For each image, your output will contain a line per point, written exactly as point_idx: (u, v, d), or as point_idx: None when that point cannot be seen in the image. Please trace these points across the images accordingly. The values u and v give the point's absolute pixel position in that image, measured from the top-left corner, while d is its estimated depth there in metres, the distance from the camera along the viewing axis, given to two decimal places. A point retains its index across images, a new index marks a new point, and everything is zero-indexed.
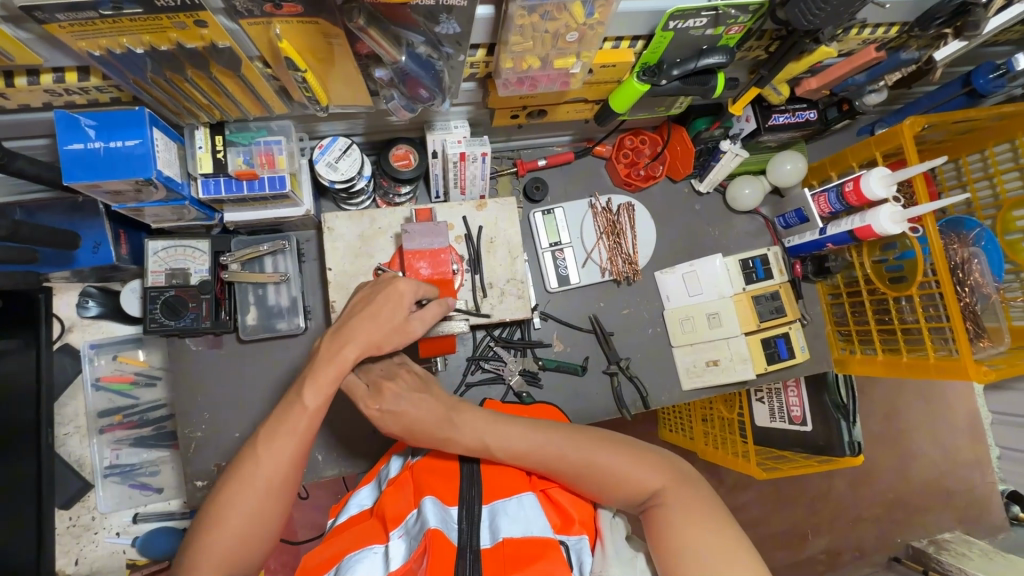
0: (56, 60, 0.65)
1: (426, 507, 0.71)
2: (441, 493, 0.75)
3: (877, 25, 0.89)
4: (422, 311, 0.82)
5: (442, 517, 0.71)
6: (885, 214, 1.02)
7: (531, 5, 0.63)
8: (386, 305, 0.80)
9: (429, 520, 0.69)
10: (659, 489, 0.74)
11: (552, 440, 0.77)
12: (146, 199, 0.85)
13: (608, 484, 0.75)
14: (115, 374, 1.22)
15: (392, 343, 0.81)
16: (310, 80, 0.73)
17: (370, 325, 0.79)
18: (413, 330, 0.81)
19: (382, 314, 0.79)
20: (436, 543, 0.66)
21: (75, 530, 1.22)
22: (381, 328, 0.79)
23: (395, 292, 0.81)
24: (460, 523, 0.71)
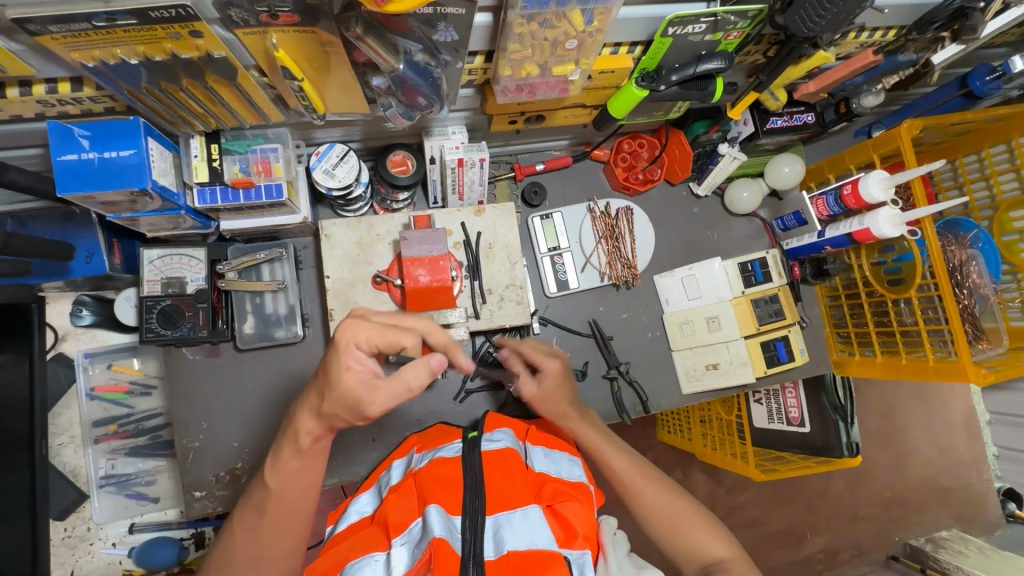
0: (49, 71, 0.64)
1: (430, 517, 0.72)
2: (445, 503, 0.75)
3: (874, 28, 0.88)
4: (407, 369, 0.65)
5: (446, 527, 0.72)
6: (884, 216, 1.02)
7: (529, 14, 0.62)
8: (345, 369, 0.62)
9: (434, 529, 0.70)
10: (722, 556, 0.79)
11: (644, 471, 0.88)
12: (141, 208, 0.84)
13: (677, 526, 0.82)
14: (109, 385, 1.21)
15: (354, 416, 0.66)
16: (307, 88, 0.72)
17: (332, 393, 0.63)
18: (378, 406, 0.64)
19: (340, 383, 0.62)
20: (441, 552, 0.67)
21: (71, 541, 1.20)
22: (342, 399, 0.63)
23: (358, 348, 0.62)
24: (462, 533, 0.71)
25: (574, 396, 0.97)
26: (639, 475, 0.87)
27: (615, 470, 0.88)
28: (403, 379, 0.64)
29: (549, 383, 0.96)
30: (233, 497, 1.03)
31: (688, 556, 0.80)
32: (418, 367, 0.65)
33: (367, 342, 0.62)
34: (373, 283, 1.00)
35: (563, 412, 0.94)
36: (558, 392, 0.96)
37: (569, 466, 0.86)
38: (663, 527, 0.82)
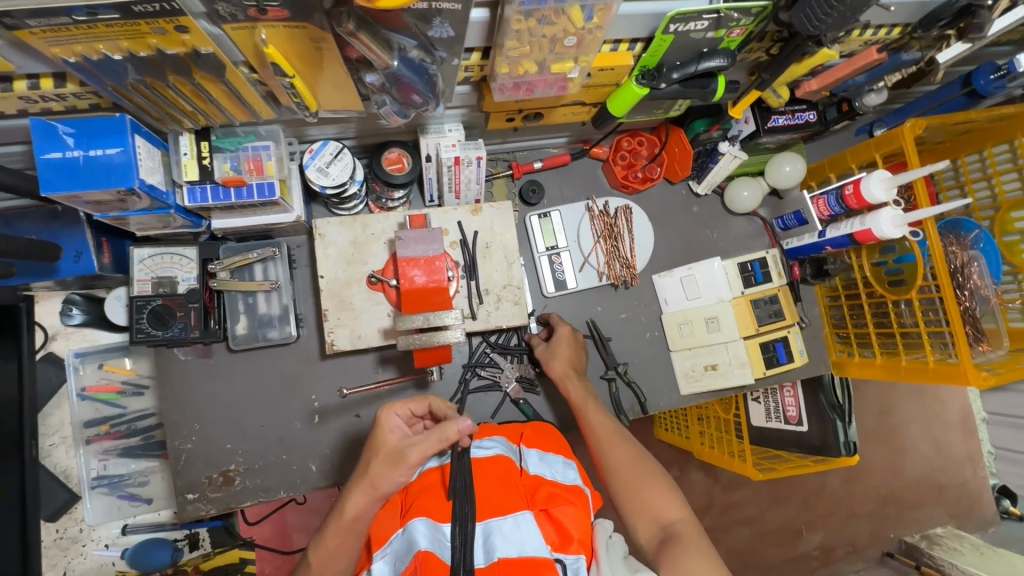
0: (31, 67, 0.62)
1: (414, 528, 0.71)
2: (433, 514, 0.73)
3: (879, 26, 0.87)
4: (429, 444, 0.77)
5: (434, 539, 0.70)
6: (885, 216, 1.00)
7: (527, 10, 0.60)
8: (388, 433, 0.80)
9: (418, 541, 0.69)
10: (675, 520, 0.80)
11: (619, 435, 0.91)
12: (130, 207, 0.82)
13: (637, 483, 0.84)
14: (100, 384, 1.18)
15: (400, 473, 0.76)
16: (299, 85, 0.70)
17: (377, 457, 0.78)
18: (416, 451, 0.75)
19: (382, 444, 0.79)
20: (426, 565, 0.66)
21: (63, 543, 1.19)
22: (385, 457, 0.78)
23: (397, 413, 0.83)
24: (451, 542, 0.69)
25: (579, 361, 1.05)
26: (612, 435, 0.91)
27: (595, 426, 0.93)
28: (432, 434, 0.76)
29: (559, 346, 1.05)
30: (227, 499, 1.02)
31: (642, 515, 0.82)
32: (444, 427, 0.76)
33: (404, 407, 0.84)
34: (369, 283, 0.99)
35: (566, 371, 1.02)
36: (564, 355, 1.04)
37: (563, 469, 0.86)
38: (625, 484, 0.85)
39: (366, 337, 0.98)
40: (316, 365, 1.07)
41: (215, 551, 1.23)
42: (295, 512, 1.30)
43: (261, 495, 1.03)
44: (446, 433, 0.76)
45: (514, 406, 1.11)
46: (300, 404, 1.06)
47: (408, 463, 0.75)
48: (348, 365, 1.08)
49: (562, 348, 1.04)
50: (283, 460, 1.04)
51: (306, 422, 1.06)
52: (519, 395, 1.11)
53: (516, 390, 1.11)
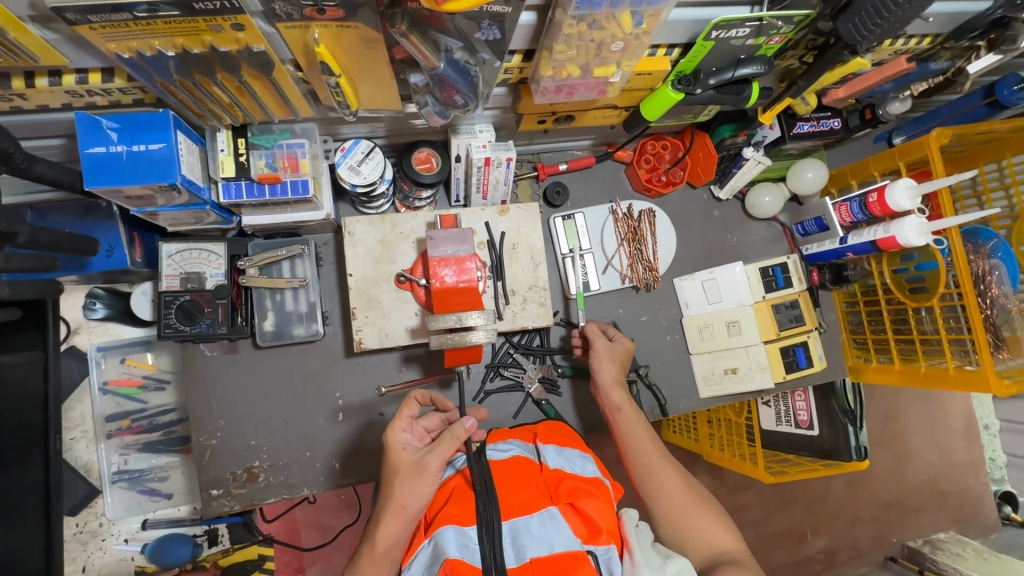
0: (82, 61, 0.62)
1: (442, 536, 0.70)
2: (457, 519, 0.73)
3: (911, 35, 0.88)
4: (435, 448, 0.79)
5: (461, 545, 0.70)
6: (909, 225, 1.02)
7: (580, 15, 0.61)
8: (399, 450, 0.81)
9: (446, 549, 0.69)
10: (728, 547, 0.81)
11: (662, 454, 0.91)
12: (166, 203, 0.82)
13: (685, 509, 0.84)
14: (122, 379, 1.19)
15: (425, 484, 0.77)
16: (344, 84, 0.71)
17: (396, 476, 0.78)
18: (435, 459, 0.78)
19: (397, 462, 0.79)
20: (457, 570, 0.66)
21: (83, 537, 1.19)
22: (405, 474, 0.78)
23: (402, 428, 0.83)
24: (479, 546, 0.69)
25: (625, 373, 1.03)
26: (658, 456, 0.90)
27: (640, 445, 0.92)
28: (444, 437, 0.79)
29: (605, 354, 1.02)
30: (250, 495, 1.02)
31: (690, 541, 0.82)
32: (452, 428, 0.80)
33: (406, 419, 0.85)
34: (397, 282, 0.99)
35: (612, 382, 1.00)
36: (610, 366, 1.01)
37: (581, 462, 0.85)
38: (673, 510, 0.85)
39: (393, 336, 0.99)
40: (340, 363, 1.07)
41: (234, 547, 1.23)
42: (305, 510, 1.30)
43: (284, 492, 1.03)
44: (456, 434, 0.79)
45: (536, 406, 1.12)
46: (323, 401, 1.06)
47: (430, 472, 0.77)
48: (372, 364, 1.08)
49: (606, 363, 1.01)
50: (307, 457, 1.04)
51: (329, 419, 1.06)
52: (541, 396, 1.11)
53: (538, 391, 1.11)
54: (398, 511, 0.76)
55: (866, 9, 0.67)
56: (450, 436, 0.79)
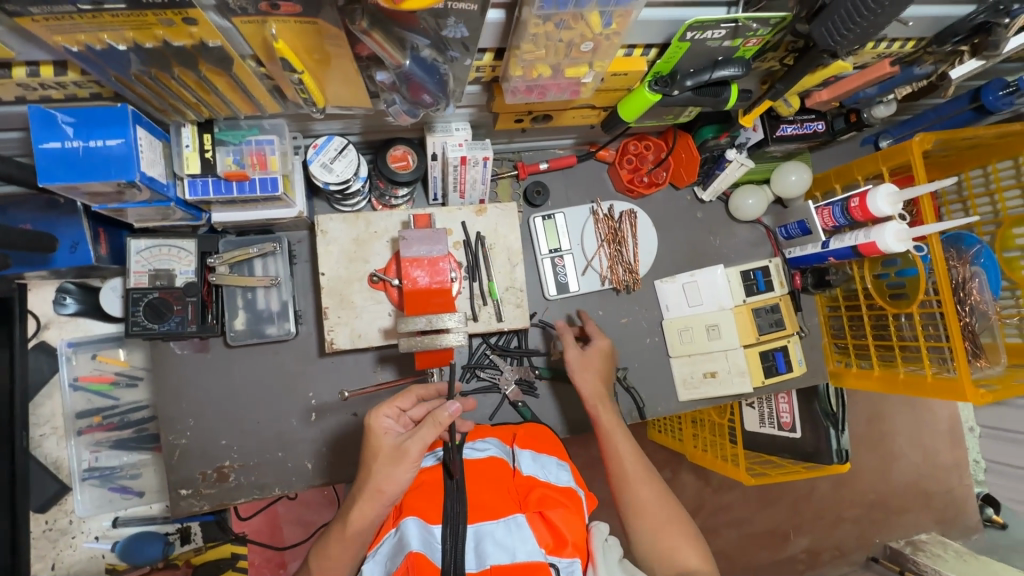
0: (31, 54, 0.60)
1: (407, 529, 0.70)
2: (422, 514, 0.72)
3: (893, 39, 0.86)
4: (415, 434, 0.75)
5: (425, 541, 0.69)
6: (890, 230, 1.00)
7: (546, 14, 0.59)
8: (381, 435, 0.78)
9: (410, 542, 0.68)
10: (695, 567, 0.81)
11: (644, 468, 0.89)
12: (129, 199, 0.80)
13: (661, 525, 0.84)
14: (93, 375, 1.17)
15: (402, 470, 0.74)
16: (307, 81, 0.69)
17: (375, 460, 0.76)
18: (415, 444, 0.74)
19: (377, 446, 0.77)
20: (419, 566, 0.65)
21: (51, 534, 1.18)
22: (384, 458, 0.75)
23: (387, 414, 0.80)
24: (442, 545, 0.68)
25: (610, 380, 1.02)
26: (640, 471, 0.89)
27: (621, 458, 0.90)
28: (426, 422, 0.76)
29: (594, 361, 1.02)
30: (220, 495, 1.01)
31: (661, 559, 0.82)
32: (436, 412, 0.76)
33: (393, 406, 0.82)
34: (370, 282, 0.98)
35: (596, 393, 0.98)
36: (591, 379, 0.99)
37: (557, 470, 0.84)
38: (650, 524, 0.84)
39: (366, 336, 0.97)
40: (313, 363, 1.06)
41: (207, 545, 1.22)
42: (286, 506, 1.30)
43: (255, 492, 1.02)
44: (439, 420, 0.75)
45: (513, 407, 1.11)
46: (296, 401, 1.05)
47: (409, 457, 0.74)
48: (346, 364, 1.06)
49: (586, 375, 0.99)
50: (279, 457, 1.03)
51: (302, 419, 1.04)
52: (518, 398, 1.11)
53: (515, 392, 1.10)
54: (374, 495, 0.74)
55: (840, 12, 0.65)
56: (433, 421, 0.75)
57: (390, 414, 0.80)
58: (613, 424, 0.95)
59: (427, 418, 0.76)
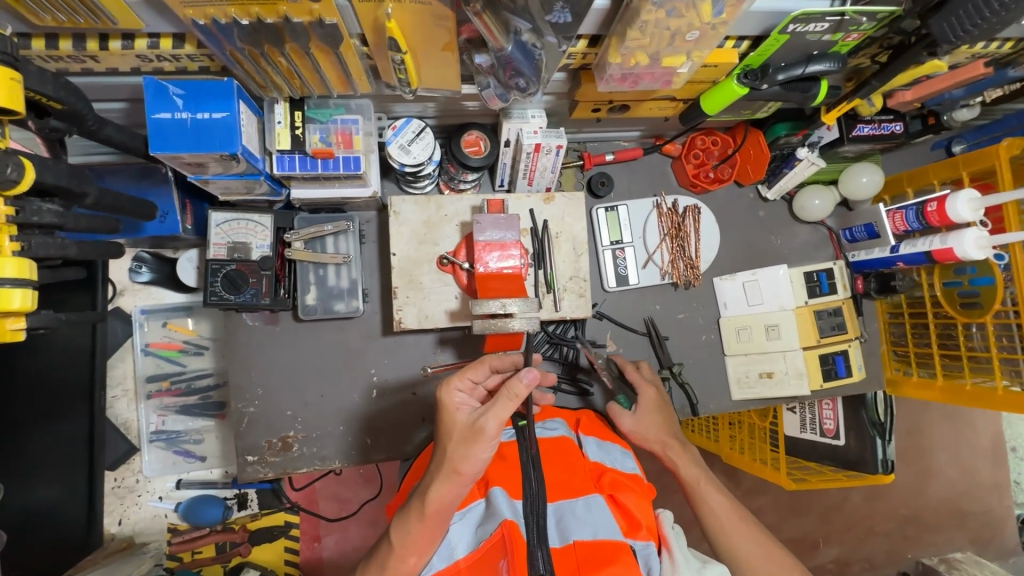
0: (156, 26, 0.62)
1: (496, 499, 0.74)
2: (506, 486, 0.77)
3: (993, 40, 0.82)
4: (492, 408, 0.70)
5: (511, 507, 0.74)
6: (970, 237, 0.97)
7: (660, 1, 0.59)
8: (453, 411, 0.74)
9: (502, 512, 0.72)
10: None
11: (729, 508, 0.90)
12: (222, 171, 0.83)
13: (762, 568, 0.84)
14: (163, 341, 1.23)
15: (480, 449, 0.70)
16: (408, 62, 0.70)
17: (450, 439, 0.72)
18: (491, 421, 0.69)
19: (452, 423, 0.73)
20: (513, 534, 0.69)
21: (119, 491, 1.23)
22: (459, 437, 0.71)
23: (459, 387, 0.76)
24: (526, 516, 0.71)
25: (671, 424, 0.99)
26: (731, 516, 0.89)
27: (712, 508, 0.90)
28: (501, 396, 0.70)
29: (647, 414, 0.98)
30: (284, 464, 1.04)
31: None
32: (510, 384, 0.70)
33: (465, 380, 0.78)
34: (439, 264, 0.99)
35: (663, 440, 0.96)
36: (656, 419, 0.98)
37: (622, 458, 0.86)
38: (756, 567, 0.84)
39: (432, 317, 0.99)
40: (376, 341, 1.08)
41: (262, 512, 1.27)
42: (326, 482, 1.32)
43: (317, 463, 1.05)
44: (517, 392, 0.69)
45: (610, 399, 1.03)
46: (358, 377, 1.07)
47: (487, 435, 0.70)
48: (408, 344, 1.09)
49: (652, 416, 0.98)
50: (339, 431, 1.06)
51: (363, 396, 1.07)
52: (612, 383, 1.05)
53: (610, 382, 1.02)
54: (453, 477, 0.71)
55: (965, 8, 0.64)
56: (511, 394, 0.70)
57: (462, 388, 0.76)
58: (701, 480, 0.93)
59: (502, 392, 0.70)
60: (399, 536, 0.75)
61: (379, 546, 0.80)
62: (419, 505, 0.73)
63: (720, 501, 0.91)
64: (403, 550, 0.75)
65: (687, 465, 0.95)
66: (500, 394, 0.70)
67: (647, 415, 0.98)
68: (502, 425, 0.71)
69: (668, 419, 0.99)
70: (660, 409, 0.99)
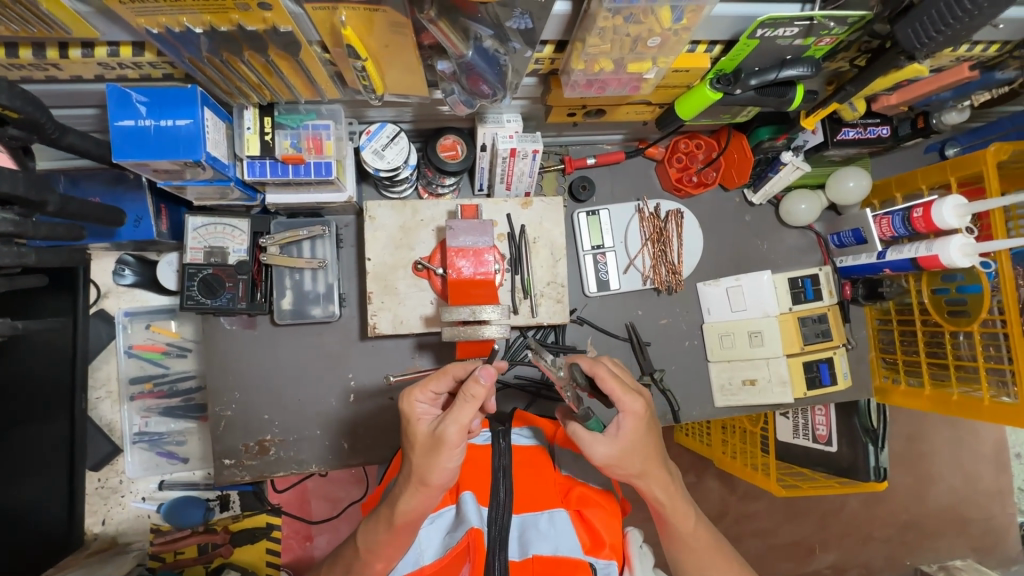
0: (113, 34, 0.63)
1: (465, 505, 0.75)
2: (477, 491, 0.77)
3: (976, 42, 0.80)
4: (451, 414, 0.68)
5: (479, 514, 0.74)
6: (955, 244, 0.95)
7: (616, 7, 0.58)
8: (416, 422, 0.72)
9: (470, 519, 0.73)
10: None
11: (696, 530, 0.81)
12: (191, 177, 0.83)
13: None
14: (147, 344, 1.25)
15: (447, 457, 0.68)
16: (370, 69, 0.70)
17: (415, 451, 0.71)
18: (452, 427, 0.67)
19: (415, 435, 0.71)
20: (477, 544, 0.70)
21: (103, 492, 1.25)
22: (422, 448, 0.70)
23: (420, 398, 0.73)
24: (491, 525, 0.73)
25: (654, 450, 0.76)
26: (702, 544, 0.82)
27: (680, 535, 0.81)
28: (459, 400, 0.68)
29: (629, 436, 0.72)
30: (261, 467, 1.05)
31: None
32: (466, 387, 0.67)
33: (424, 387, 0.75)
34: (415, 269, 0.99)
35: (642, 470, 0.75)
36: (640, 449, 0.74)
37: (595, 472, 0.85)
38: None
39: (407, 323, 0.98)
40: (354, 345, 1.08)
41: (245, 514, 1.28)
42: (317, 482, 1.33)
43: (294, 466, 1.05)
44: (474, 394, 0.66)
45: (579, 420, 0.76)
46: (336, 381, 1.07)
47: (449, 443, 0.68)
48: (386, 348, 1.08)
49: (635, 448, 0.73)
50: (316, 435, 1.06)
51: (341, 400, 1.07)
52: (576, 403, 0.75)
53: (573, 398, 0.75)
54: (422, 488, 0.69)
55: (930, 13, 0.62)
56: (468, 397, 0.67)
57: (424, 397, 0.73)
58: (674, 507, 0.79)
59: (460, 396, 0.68)
60: (367, 544, 0.74)
61: (345, 549, 0.80)
62: (388, 516, 0.72)
63: (690, 530, 0.81)
64: (371, 558, 0.74)
65: (657, 491, 0.78)
66: (456, 400, 0.67)
67: (628, 437, 0.72)
68: (465, 430, 0.68)
69: (652, 438, 0.75)
70: (647, 426, 0.74)
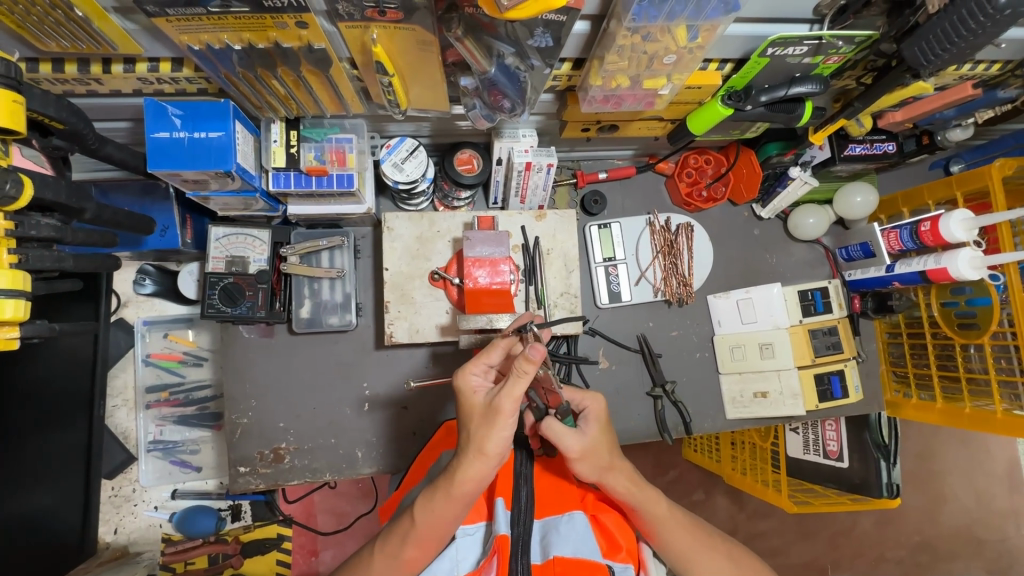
0: (155, 50, 0.66)
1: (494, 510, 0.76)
2: (505, 496, 0.78)
3: (978, 62, 0.83)
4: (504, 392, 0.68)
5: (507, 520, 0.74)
6: (964, 257, 0.96)
7: (634, 27, 0.61)
8: (470, 394, 0.73)
9: (497, 525, 0.74)
10: None
11: (688, 528, 0.78)
12: (220, 188, 0.86)
13: None
14: (164, 352, 1.29)
15: (502, 428, 0.68)
16: (396, 84, 0.73)
17: (470, 421, 0.71)
18: (507, 400, 0.68)
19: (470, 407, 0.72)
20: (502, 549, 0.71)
21: (116, 500, 1.27)
22: (478, 418, 0.70)
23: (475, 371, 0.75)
24: (515, 528, 0.72)
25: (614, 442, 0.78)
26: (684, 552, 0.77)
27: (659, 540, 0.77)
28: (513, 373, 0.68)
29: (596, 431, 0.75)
30: (275, 475, 1.05)
31: None
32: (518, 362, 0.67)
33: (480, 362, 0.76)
34: (431, 280, 1.00)
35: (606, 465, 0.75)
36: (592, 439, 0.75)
37: None
38: None
39: (423, 332, 1.00)
40: (369, 354, 1.09)
41: (255, 524, 1.29)
42: (324, 494, 1.34)
43: (307, 475, 1.06)
44: (524, 367, 0.66)
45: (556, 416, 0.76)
46: (351, 390, 1.09)
47: (503, 413, 0.68)
48: (399, 357, 1.10)
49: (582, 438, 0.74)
50: (330, 443, 1.07)
51: (354, 408, 1.08)
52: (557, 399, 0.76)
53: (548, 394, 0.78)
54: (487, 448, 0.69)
55: (935, 33, 0.65)
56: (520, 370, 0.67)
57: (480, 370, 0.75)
58: (659, 510, 0.76)
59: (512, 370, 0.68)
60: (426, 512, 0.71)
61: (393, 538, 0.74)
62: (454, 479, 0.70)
63: (687, 543, 0.76)
64: (431, 524, 0.72)
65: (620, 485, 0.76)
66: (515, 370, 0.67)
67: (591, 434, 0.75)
68: (517, 402, 0.69)
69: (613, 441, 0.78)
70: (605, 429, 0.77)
